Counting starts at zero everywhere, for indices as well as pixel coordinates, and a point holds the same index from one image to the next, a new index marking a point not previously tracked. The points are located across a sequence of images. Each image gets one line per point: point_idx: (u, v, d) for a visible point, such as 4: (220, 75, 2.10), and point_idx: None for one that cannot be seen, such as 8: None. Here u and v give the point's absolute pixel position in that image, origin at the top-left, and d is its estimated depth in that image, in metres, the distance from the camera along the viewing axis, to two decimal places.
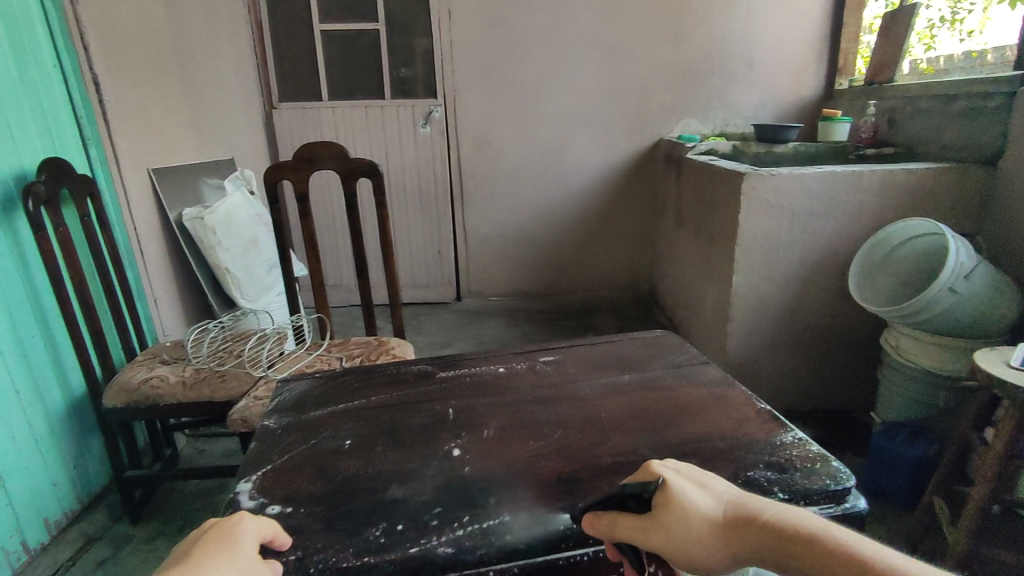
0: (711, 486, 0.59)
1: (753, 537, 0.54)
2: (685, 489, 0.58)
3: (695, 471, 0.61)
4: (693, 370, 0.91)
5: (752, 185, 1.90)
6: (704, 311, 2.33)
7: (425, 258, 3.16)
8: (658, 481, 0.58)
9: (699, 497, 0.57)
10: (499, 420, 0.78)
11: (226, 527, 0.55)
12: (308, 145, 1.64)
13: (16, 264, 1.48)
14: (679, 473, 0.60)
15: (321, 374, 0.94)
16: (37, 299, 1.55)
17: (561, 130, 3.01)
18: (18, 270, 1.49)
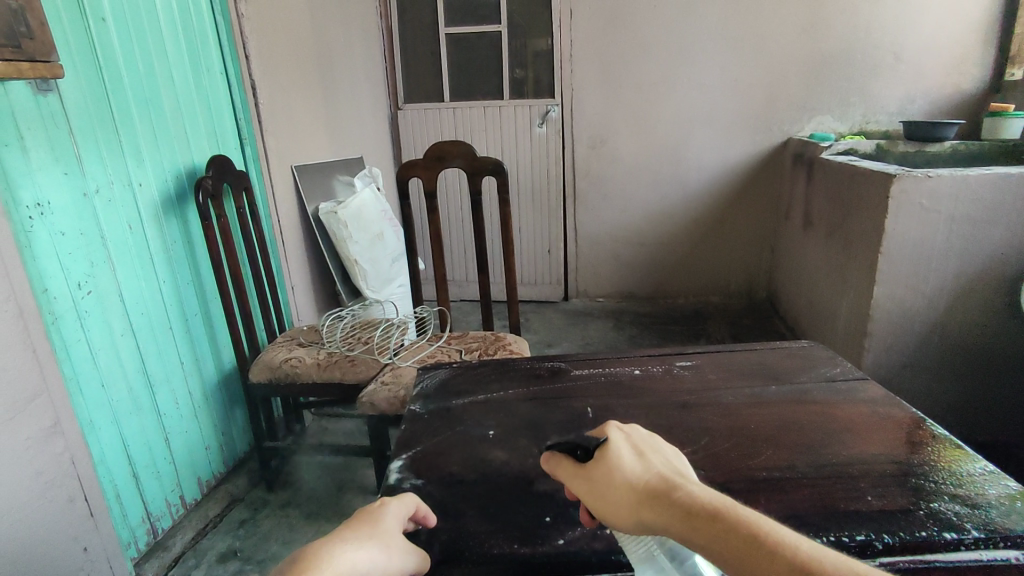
0: (657, 457, 0.58)
1: (662, 504, 0.53)
2: (623, 454, 0.59)
3: (656, 445, 0.61)
4: (850, 386, 0.83)
5: (904, 187, 1.72)
6: (836, 323, 2.15)
7: (534, 256, 3.19)
8: (602, 441, 0.61)
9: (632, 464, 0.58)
10: (640, 422, 0.76)
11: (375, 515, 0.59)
12: (439, 144, 1.71)
13: (185, 250, 1.67)
14: (631, 440, 0.61)
15: (457, 364, 0.97)
16: (200, 281, 1.74)
17: (681, 128, 2.91)
18: (187, 255, 1.68)
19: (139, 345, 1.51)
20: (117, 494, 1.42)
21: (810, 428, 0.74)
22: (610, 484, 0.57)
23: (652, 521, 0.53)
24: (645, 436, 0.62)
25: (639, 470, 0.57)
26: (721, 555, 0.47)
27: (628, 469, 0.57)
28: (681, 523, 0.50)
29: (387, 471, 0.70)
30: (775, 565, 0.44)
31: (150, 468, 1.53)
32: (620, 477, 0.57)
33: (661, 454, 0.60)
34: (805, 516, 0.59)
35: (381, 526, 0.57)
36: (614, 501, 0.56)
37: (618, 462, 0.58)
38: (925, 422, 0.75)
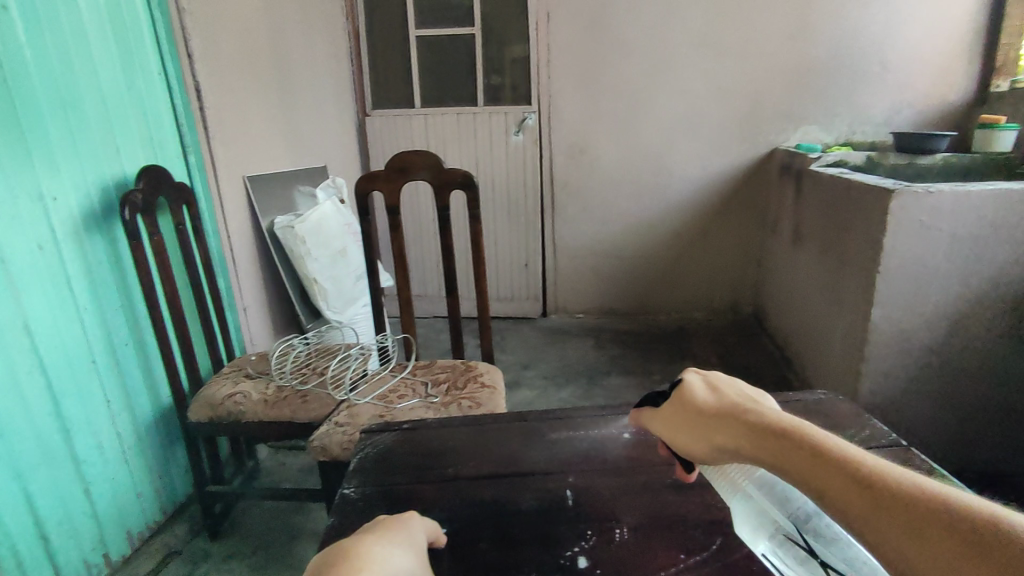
0: (737, 392, 0.59)
1: (735, 428, 0.53)
2: (701, 388, 0.60)
3: (738, 381, 0.61)
4: None
5: (904, 204, 1.61)
6: (830, 344, 2.02)
7: (511, 271, 3.04)
8: (681, 379, 0.63)
9: (710, 396, 0.59)
10: (634, 516, 0.59)
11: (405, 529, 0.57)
12: (401, 154, 1.55)
13: (113, 271, 1.48)
14: (713, 378, 0.62)
15: (410, 426, 0.80)
16: (131, 306, 1.54)
17: (663, 137, 2.79)
18: (116, 277, 1.49)
19: (52, 384, 1.30)
20: (17, 561, 1.22)
21: None
22: (687, 415, 0.59)
23: (726, 447, 0.54)
24: (728, 378, 0.62)
25: (712, 400, 0.58)
26: (791, 474, 0.47)
27: (702, 400, 0.58)
28: (752, 446, 0.51)
29: None
30: (836, 472, 0.44)
31: (64, 523, 1.33)
32: (698, 411, 0.57)
33: (744, 389, 0.60)
34: None
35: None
36: (691, 432, 0.57)
37: (690, 395, 0.60)
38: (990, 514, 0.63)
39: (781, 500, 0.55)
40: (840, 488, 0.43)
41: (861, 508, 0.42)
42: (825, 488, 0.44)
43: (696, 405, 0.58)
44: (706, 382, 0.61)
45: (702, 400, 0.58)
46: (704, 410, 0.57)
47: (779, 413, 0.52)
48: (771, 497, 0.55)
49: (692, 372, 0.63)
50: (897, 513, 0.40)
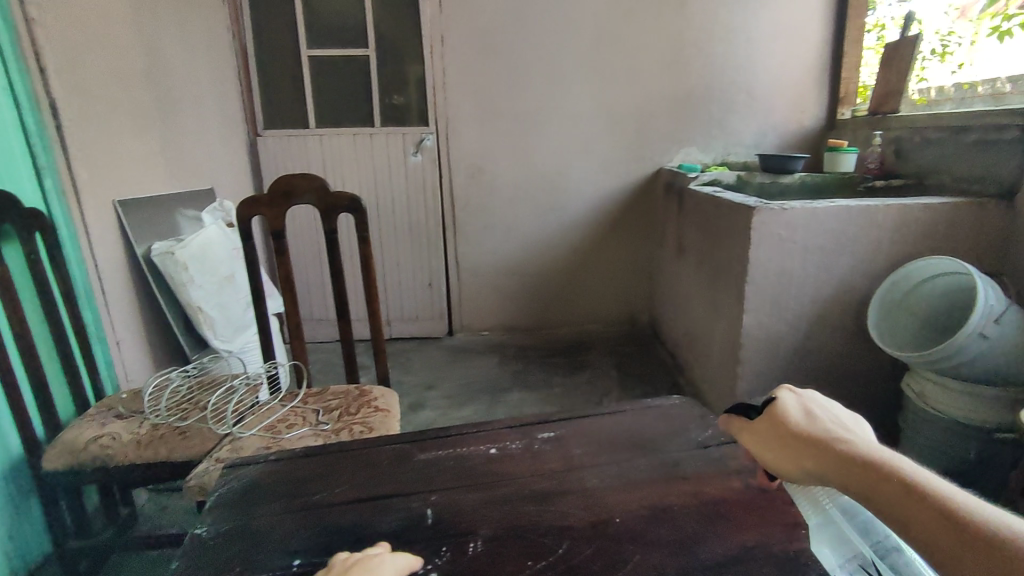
0: (828, 415, 0.67)
1: (824, 452, 0.62)
2: (796, 408, 0.68)
3: (829, 403, 0.69)
4: (723, 451, 0.74)
5: (763, 220, 1.78)
6: (711, 349, 2.18)
7: (414, 291, 3.03)
8: (773, 397, 0.71)
9: (806, 418, 0.67)
10: (489, 528, 0.61)
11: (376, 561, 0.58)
12: (284, 177, 1.52)
13: None
14: (806, 400, 0.70)
15: (277, 456, 0.78)
16: None
17: (557, 158, 2.90)
18: None
19: None
20: None
21: (686, 516, 0.63)
22: (776, 432, 0.67)
23: (812, 467, 0.62)
24: (825, 401, 0.70)
25: (806, 424, 0.66)
26: (874, 500, 0.56)
27: (795, 424, 0.66)
28: (837, 469, 0.60)
29: None
30: (920, 507, 0.53)
31: None
32: (790, 433, 0.65)
33: (833, 411, 0.68)
34: None
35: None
36: (781, 451, 0.66)
37: (783, 414, 0.68)
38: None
39: (865, 531, 0.67)
40: (922, 520, 0.52)
41: (943, 542, 0.50)
42: (905, 516, 0.53)
43: (784, 424, 0.67)
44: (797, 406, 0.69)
45: (796, 422, 0.66)
46: (794, 432, 0.65)
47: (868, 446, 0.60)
48: (853, 525, 0.69)
49: (788, 392, 0.71)
50: (971, 546, 0.49)
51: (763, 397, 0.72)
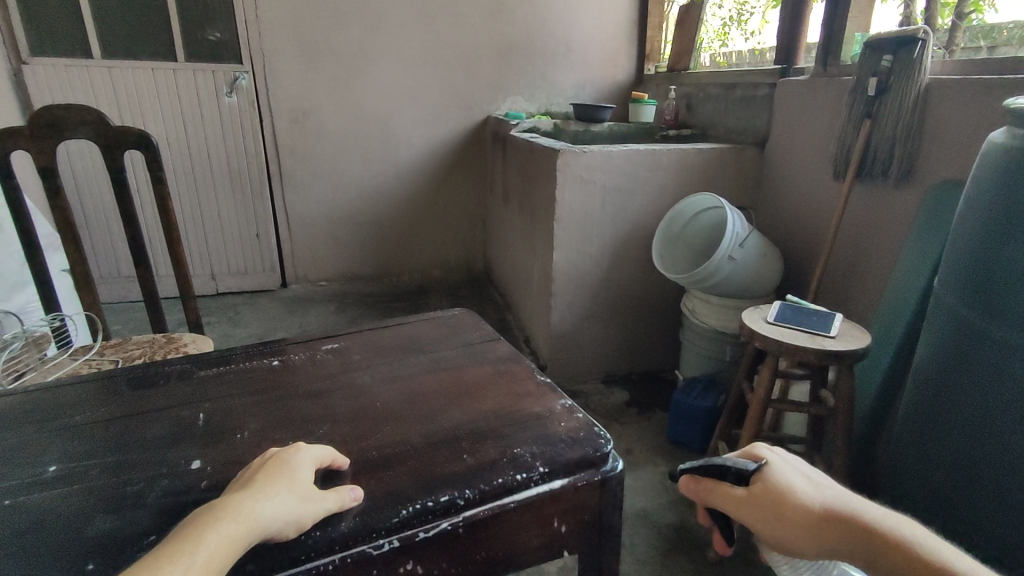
0: (816, 482, 0.62)
1: (842, 531, 0.57)
2: (790, 476, 0.62)
3: (808, 466, 0.64)
4: (485, 347, 0.88)
5: (567, 162, 1.96)
6: (531, 285, 2.38)
7: (240, 242, 2.87)
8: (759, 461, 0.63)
9: (805, 489, 0.61)
10: (257, 421, 0.67)
11: (287, 455, 0.56)
12: (51, 109, 1.36)
13: None
14: (787, 464, 0.63)
15: (37, 388, 0.76)
16: None
17: (386, 103, 2.87)
18: None
19: None
20: None
21: (437, 396, 0.74)
22: (775, 502, 0.60)
23: (837, 547, 0.57)
24: (799, 462, 0.65)
25: (813, 497, 0.60)
26: None
27: (798, 494, 0.60)
28: (872, 552, 0.56)
29: None
30: None
31: None
32: (796, 506, 0.59)
33: (816, 472, 0.63)
34: (400, 491, 0.57)
35: (293, 458, 0.55)
36: (786, 526, 0.59)
37: (785, 488, 0.61)
38: (568, 408, 0.72)
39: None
40: None
41: None
42: None
43: (793, 499, 0.60)
44: (783, 465, 0.63)
45: (796, 493, 0.60)
46: (799, 504, 0.59)
47: (881, 517, 0.58)
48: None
49: (768, 455, 0.64)
50: None
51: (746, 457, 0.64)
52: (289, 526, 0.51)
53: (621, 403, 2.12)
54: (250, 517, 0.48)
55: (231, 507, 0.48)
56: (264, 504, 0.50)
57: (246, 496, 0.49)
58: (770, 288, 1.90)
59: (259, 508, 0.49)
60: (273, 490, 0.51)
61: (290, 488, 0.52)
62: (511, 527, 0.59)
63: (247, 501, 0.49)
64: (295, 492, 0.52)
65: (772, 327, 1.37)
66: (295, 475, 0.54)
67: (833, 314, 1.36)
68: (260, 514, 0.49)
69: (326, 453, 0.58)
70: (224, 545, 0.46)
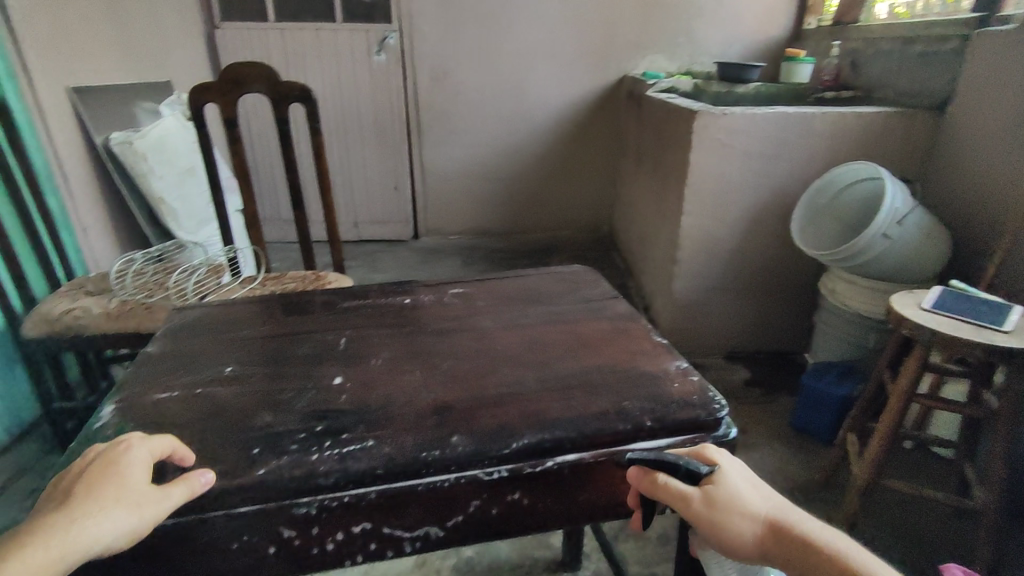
0: (761, 488, 0.56)
1: (786, 544, 0.52)
2: (736, 480, 0.55)
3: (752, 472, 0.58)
4: (602, 305, 0.89)
5: (706, 124, 1.86)
6: (655, 251, 2.32)
7: (381, 193, 3.09)
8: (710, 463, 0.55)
9: (749, 494, 0.55)
10: (391, 349, 0.75)
11: (110, 457, 0.50)
12: (234, 66, 1.54)
13: None
14: (734, 466, 0.57)
15: (219, 303, 0.89)
16: None
17: (523, 62, 2.89)
18: None
19: None
20: None
21: (551, 345, 0.77)
22: (723, 507, 0.53)
23: (773, 558, 0.52)
24: (739, 460, 0.58)
25: (757, 505, 0.54)
26: None
27: (745, 502, 0.54)
28: (810, 566, 0.51)
29: (89, 419, 0.60)
30: None
31: None
32: (743, 515, 0.53)
33: (760, 481, 0.57)
34: (512, 425, 0.61)
35: (121, 460, 0.49)
36: (731, 535, 0.52)
37: (733, 493, 0.54)
38: (682, 370, 0.71)
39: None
40: None
41: None
42: None
43: (740, 508, 0.53)
44: (731, 469, 0.56)
45: (743, 501, 0.54)
46: (746, 513, 0.53)
47: (824, 533, 0.53)
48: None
49: (717, 455, 0.57)
50: None
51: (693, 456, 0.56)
52: (120, 543, 0.46)
53: (741, 381, 2.03)
54: (65, 542, 0.43)
55: (37, 536, 0.43)
56: (83, 525, 0.44)
57: (57, 519, 0.44)
58: (934, 274, 1.68)
59: (77, 530, 0.44)
60: (92, 507, 0.46)
61: (115, 500, 0.47)
62: (614, 475, 0.61)
63: (55, 524, 0.44)
64: (123, 501, 0.47)
65: (926, 314, 1.22)
66: (118, 486, 0.48)
67: (1009, 305, 1.18)
68: (77, 535, 0.44)
69: (163, 445, 0.53)
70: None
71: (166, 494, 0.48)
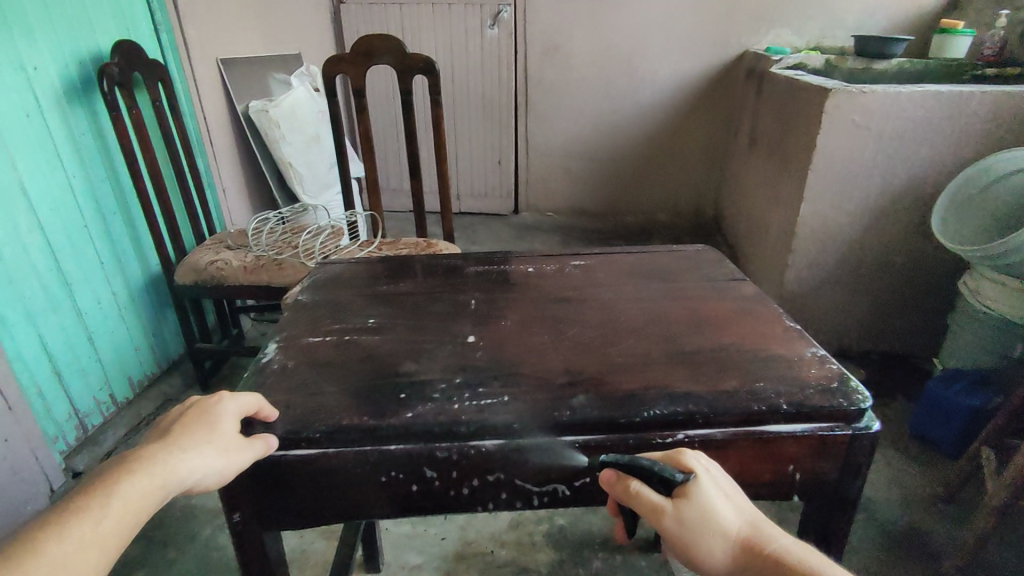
0: (740, 500, 0.52)
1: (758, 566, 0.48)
2: (714, 491, 0.51)
3: (734, 479, 0.54)
4: (728, 285, 0.87)
5: (839, 103, 1.73)
6: (767, 238, 2.21)
7: (485, 167, 3.14)
8: (688, 471, 0.51)
9: (727, 508, 0.51)
10: (518, 313, 0.77)
11: (206, 403, 0.54)
12: (365, 38, 1.62)
13: (71, 153, 1.46)
14: (714, 474, 0.53)
15: (355, 261, 0.96)
16: (92, 188, 1.53)
17: (636, 36, 2.80)
18: (75, 161, 1.47)
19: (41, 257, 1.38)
20: (38, 391, 1.37)
21: (676, 322, 0.76)
22: (698, 522, 0.49)
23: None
24: (718, 465, 0.54)
25: (733, 518, 0.50)
26: None
27: (719, 517, 0.50)
28: None
29: (257, 353, 0.68)
30: None
31: (73, 365, 1.47)
32: (716, 531, 0.49)
33: (741, 491, 0.53)
34: (642, 395, 0.61)
35: (214, 409, 0.54)
36: (701, 551, 0.49)
37: (709, 507, 0.50)
38: (819, 358, 0.68)
39: None
40: None
41: None
42: None
43: (714, 523, 0.49)
44: (711, 479, 0.52)
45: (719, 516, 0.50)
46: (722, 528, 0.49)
47: (805, 557, 0.48)
48: None
49: (696, 462, 0.52)
50: None
51: (671, 462, 0.52)
52: (210, 482, 0.50)
53: None
54: (168, 473, 0.47)
55: (144, 459, 0.48)
56: (183, 460, 0.49)
57: (162, 448, 0.48)
58: None
59: (178, 464, 0.48)
60: (190, 445, 0.50)
61: (209, 442, 0.51)
62: (743, 455, 0.60)
63: (161, 453, 0.48)
64: (214, 445, 0.51)
65: None
66: (212, 430, 0.52)
67: None
68: (178, 466, 0.48)
69: (253, 403, 0.56)
70: (136, 504, 0.45)
71: (251, 444, 0.54)
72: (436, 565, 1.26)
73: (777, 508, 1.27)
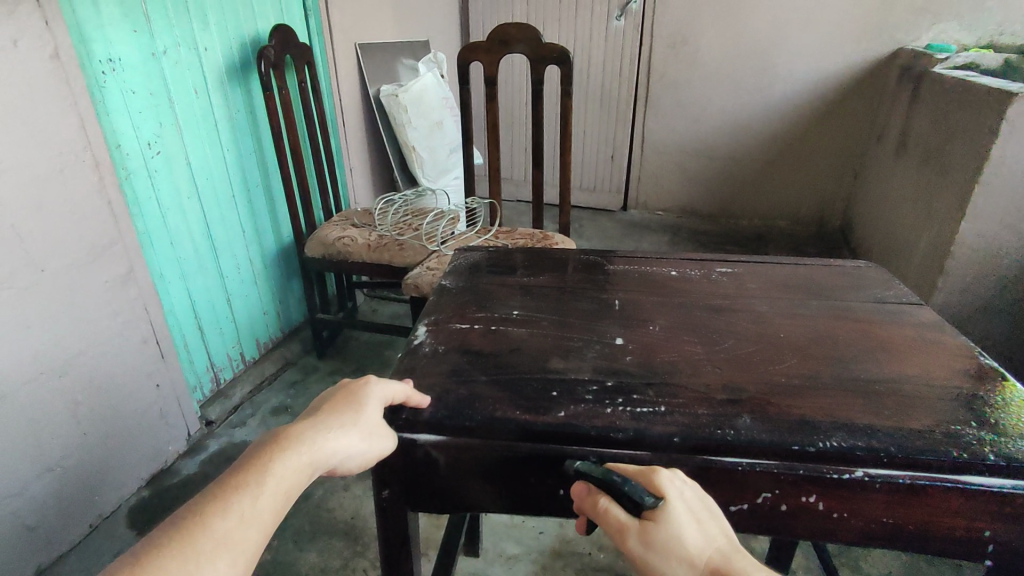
0: (718, 528, 0.45)
1: None
2: (685, 515, 0.44)
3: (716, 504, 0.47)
4: (901, 309, 0.78)
5: (1023, 109, 1.52)
6: (911, 255, 1.99)
7: (597, 161, 3.08)
8: (660, 492, 0.45)
9: (700, 535, 0.44)
10: (666, 319, 0.73)
11: (355, 386, 0.54)
12: (503, 26, 1.62)
13: (228, 128, 1.58)
14: (690, 497, 0.46)
15: (492, 249, 0.96)
16: (241, 162, 1.65)
17: (776, 30, 2.62)
18: (230, 135, 1.59)
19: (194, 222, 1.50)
20: (185, 344, 1.51)
21: (845, 345, 0.69)
22: (662, 548, 0.43)
23: None
24: (698, 484, 0.48)
25: (702, 545, 0.44)
26: None
27: (687, 544, 0.43)
28: None
29: (409, 335, 0.69)
30: None
31: (214, 324, 1.60)
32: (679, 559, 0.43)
33: (722, 518, 0.46)
34: (816, 423, 0.56)
35: (362, 395, 0.53)
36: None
37: (678, 532, 0.44)
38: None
39: None
40: None
41: None
42: None
43: (681, 550, 0.43)
44: (687, 503, 0.46)
45: (686, 543, 0.43)
46: (689, 557, 0.43)
47: None
48: None
49: (670, 482, 0.46)
50: None
51: (645, 482, 0.46)
52: (355, 465, 0.50)
53: None
54: (317, 450, 0.46)
55: (302, 434, 0.46)
56: (336, 442, 0.48)
57: (317, 428, 0.47)
58: None
59: (329, 444, 0.47)
60: (341, 425, 0.49)
61: (355, 424, 0.50)
62: (933, 507, 0.53)
63: (317, 432, 0.47)
64: (359, 429, 0.51)
65: None
66: (359, 414, 0.51)
67: None
68: (331, 447, 0.47)
69: (402, 391, 0.56)
70: (290, 477, 0.43)
71: (386, 434, 0.53)
72: (534, 558, 1.25)
73: (911, 557, 1.15)
